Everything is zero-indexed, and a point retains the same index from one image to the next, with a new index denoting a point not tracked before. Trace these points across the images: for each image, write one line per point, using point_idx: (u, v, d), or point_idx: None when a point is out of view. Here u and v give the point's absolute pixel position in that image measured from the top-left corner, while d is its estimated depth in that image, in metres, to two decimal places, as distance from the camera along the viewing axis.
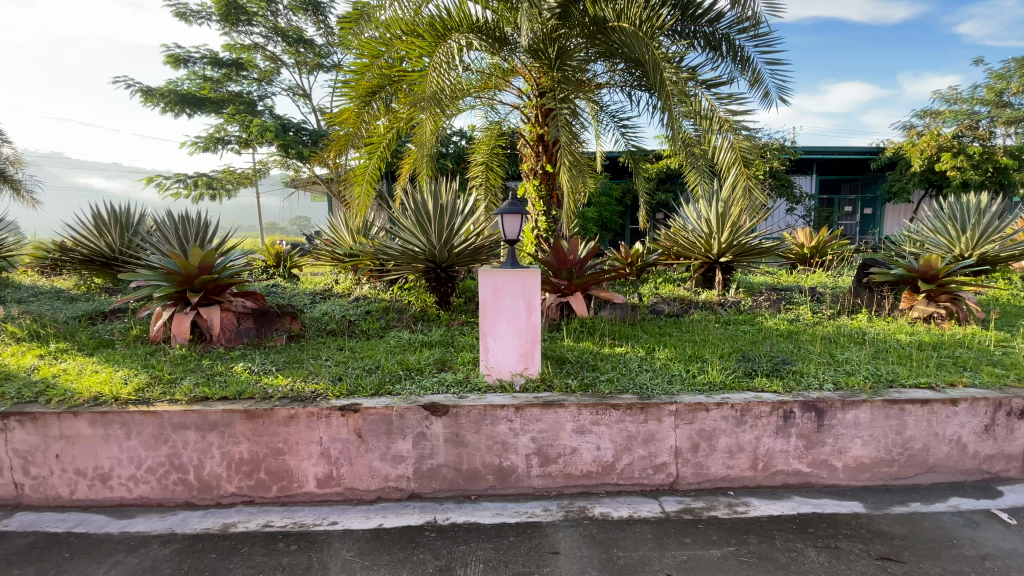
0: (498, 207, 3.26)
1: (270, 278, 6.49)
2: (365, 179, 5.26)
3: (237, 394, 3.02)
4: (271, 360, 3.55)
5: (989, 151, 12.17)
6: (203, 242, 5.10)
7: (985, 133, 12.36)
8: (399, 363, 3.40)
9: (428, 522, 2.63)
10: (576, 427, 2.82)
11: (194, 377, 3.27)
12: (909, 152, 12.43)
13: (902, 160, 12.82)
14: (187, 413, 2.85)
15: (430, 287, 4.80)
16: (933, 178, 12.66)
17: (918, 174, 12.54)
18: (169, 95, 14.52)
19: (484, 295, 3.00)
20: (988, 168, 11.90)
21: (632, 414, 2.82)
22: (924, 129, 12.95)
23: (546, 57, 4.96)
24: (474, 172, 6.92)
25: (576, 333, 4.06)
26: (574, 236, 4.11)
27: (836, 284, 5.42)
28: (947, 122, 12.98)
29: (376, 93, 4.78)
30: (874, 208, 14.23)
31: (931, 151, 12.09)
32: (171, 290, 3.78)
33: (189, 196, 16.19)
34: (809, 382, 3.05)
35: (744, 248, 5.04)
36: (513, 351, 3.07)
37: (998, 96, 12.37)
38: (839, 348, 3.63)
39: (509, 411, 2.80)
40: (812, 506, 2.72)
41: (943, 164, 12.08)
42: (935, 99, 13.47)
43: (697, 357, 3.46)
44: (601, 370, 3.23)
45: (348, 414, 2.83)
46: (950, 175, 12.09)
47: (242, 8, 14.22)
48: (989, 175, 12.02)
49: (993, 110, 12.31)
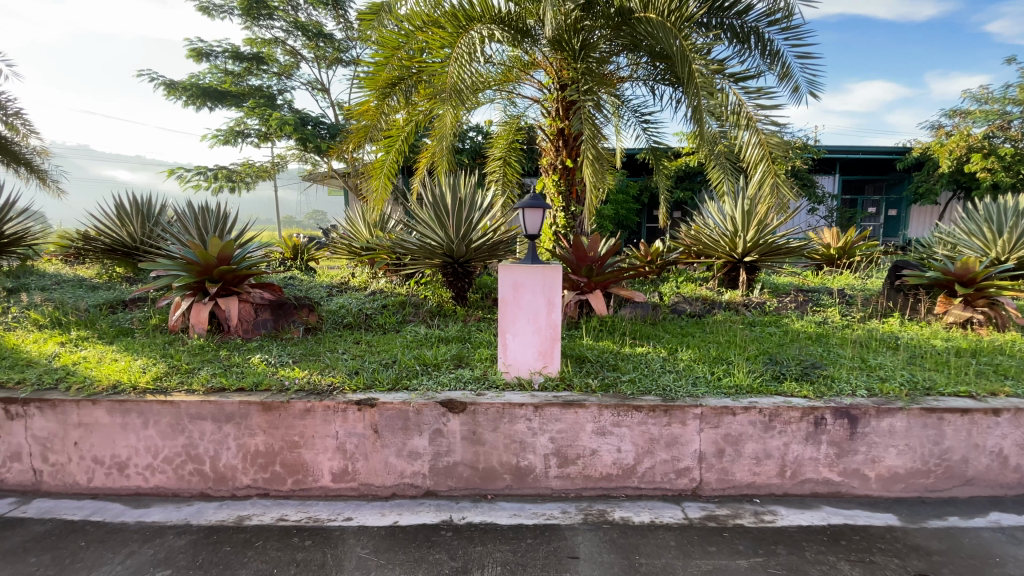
0: (518, 201, 3.17)
1: (287, 269, 6.53)
2: (382, 172, 5.20)
3: (253, 385, 3.02)
4: (288, 352, 3.50)
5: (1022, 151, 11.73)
6: (222, 233, 5.13)
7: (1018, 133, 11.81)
8: (417, 358, 3.35)
9: (444, 521, 2.58)
10: (596, 428, 2.73)
11: (211, 367, 3.27)
12: (936, 152, 12.12)
13: (930, 161, 12.45)
14: (204, 404, 2.87)
15: (446, 282, 4.73)
16: (962, 179, 12.33)
17: (946, 175, 12.22)
18: (192, 88, 14.78)
19: (504, 291, 2.93)
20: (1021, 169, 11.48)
21: (655, 416, 2.72)
22: (953, 129, 12.57)
23: (569, 48, 4.78)
24: (492, 167, 6.89)
25: (595, 331, 3.94)
26: (597, 234, 4.11)
27: (865, 286, 5.20)
28: (976, 123, 12.46)
29: (395, 86, 4.74)
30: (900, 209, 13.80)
31: (960, 152, 11.75)
32: (190, 280, 3.79)
33: (210, 189, 16.36)
34: (841, 388, 2.93)
35: (771, 247, 4.85)
36: (531, 348, 3.00)
37: None
38: (872, 352, 3.48)
39: (528, 410, 2.73)
40: (843, 517, 2.61)
41: (973, 165, 11.70)
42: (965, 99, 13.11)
43: (722, 358, 3.33)
44: (622, 370, 3.13)
45: (364, 409, 2.78)
46: (980, 176, 11.72)
47: (264, 2, 14.36)
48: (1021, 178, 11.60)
49: None
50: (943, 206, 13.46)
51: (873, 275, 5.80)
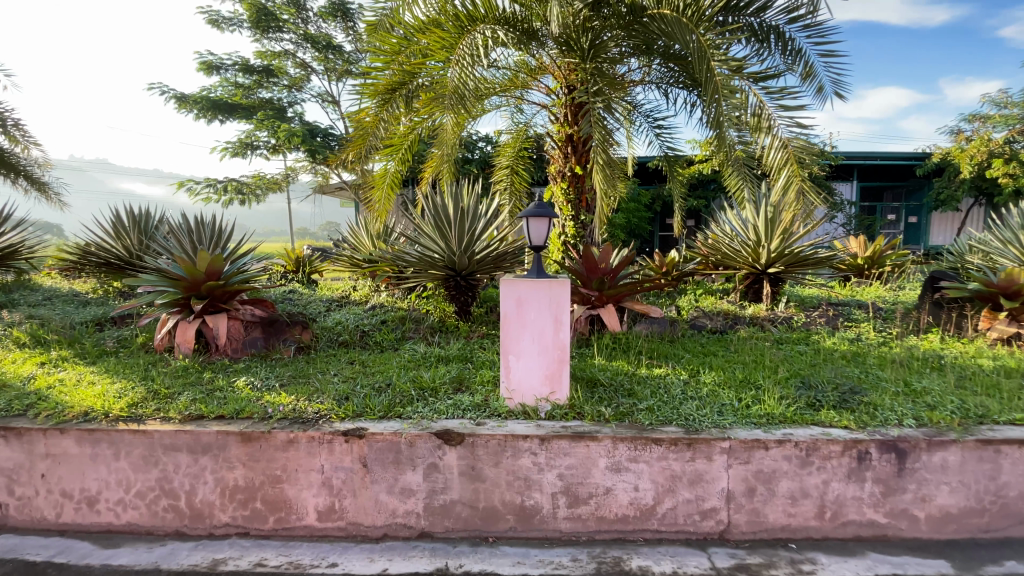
0: (522, 210, 2.90)
1: (287, 282, 6.31)
2: (385, 184, 5.07)
3: (234, 413, 2.77)
4: (276, 375, 3.24)
5: None
6: (217, 246, 4.93)
7: None
8: (413, 381, 3.05)
9: (437, 569, 2.28)
10: (610, 463, 2.44)
11: (192, 392, 3.03)
12: (956, 158, 11.77)
13: (949, 166, 12.03)
14: (179, 434, 2.63)
15: (449, 296, 4.46)
16: (982, 185, 11.91)
17: (967, 181, 11.81)
18: (202, 101, 14.87)
19: (506, 308, 2.66)
20: None
21: (677, 451, 2.42)
22: (973, 134, 12.18)
23: (578, 48, 4.55)
24: (498, 176, 6.64)
25: (608, 350, 3.63)
26: (607, 244, 3.84)
27: (898, 299, 4.83)
28: (997, 127, 12.07)
29: (396, 91, 4.53)
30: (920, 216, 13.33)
31: (981, 157, 11.43)
32: (176, 297, 3.57)
33: (219, 201, 16.36)
34: (885, 417, 2.60)
35: (798, 257, 4.50)
36: (537, 372, 2.71)
37: None
38: (914, 373, 3.13)
39: (533, 443, 2.44)
40: (894, 567, 2.27)
41: (994, 170, 11.28)
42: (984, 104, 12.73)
43: (749, 382, 3.01)
44: (638, 397, 2.82)
45: (352, 440, 2.51)
46: (1002, 182, 11.29)
47: (273, 15, 14.43)
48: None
49: None
50: (965, 213, 12.98)
51: (905, 286, 5.40)
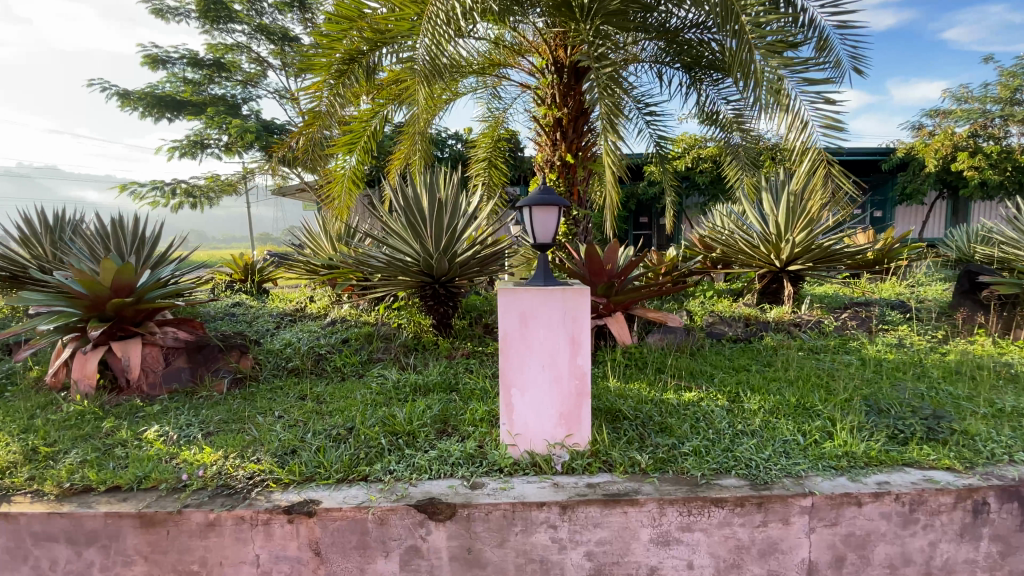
0: (521, 196, 2.24)
1: (234, 294, 5.49)
2: (345, 178, 4.39)
3: (137, 482, 2.01)
4: (200, 421, 2.47)
5: (1008, 150, 11.37)
6: (140, 254, 4.05)
7: (999, 132, 11.60)
8: (383, 424, 2.34)
9: None
10: (655, 535, 1.81)
11: (83, 450, 2.24)
12: (921, 152, 11.66)
13: (914, 161, 11.88)
14: (52, 518, 1.86)
15: (425, 307, 3.76)
16: (947, 178, 11.86)
17: (932, 174, 11.69)
18: (146, 97, 13.63)
19: (506, 327, 2.00)
20: (1007, 167, 11.09)
21: (744, 514, 1.80)
22: (936, 129, 12.25)
23: (569, 11, 3.89)
24: (475, 169, 6.00)
25: (621, 368, 3.00)
26: (615, 241, 3.22)
27: (921, 296, 4.38)
28: (958, 122, 12.19)
29: (355, 61, 3.76)
30: (884, 210, 13.18)
31: (944, 151, 11.32)
32: (71, 319, 2.74)
33: (167, 206, 15.07)
34: (992, 451, 2.05)
35: (825, 252, 3.91)
36: (548, 409, 2.05)
37: (1012, 94, 11.85)
38: (988, 389, 2.62)
39: (551, 513, 1.78)
40: None
41: (959, 164, 11.26)
42: (947, 98, 12.83)
43: (805, 408, 2.43)
44: (677, 435, 2.19)
45: (298, 519, 1.80)
46: (966, 175, 11.27)
47: (222, 4, 13.32)
48: (1008, 175, 11.23)
49: (1006, 108, 11.76)
50: (929, 206, 12.98)
51: (920, 283, 4.98)
